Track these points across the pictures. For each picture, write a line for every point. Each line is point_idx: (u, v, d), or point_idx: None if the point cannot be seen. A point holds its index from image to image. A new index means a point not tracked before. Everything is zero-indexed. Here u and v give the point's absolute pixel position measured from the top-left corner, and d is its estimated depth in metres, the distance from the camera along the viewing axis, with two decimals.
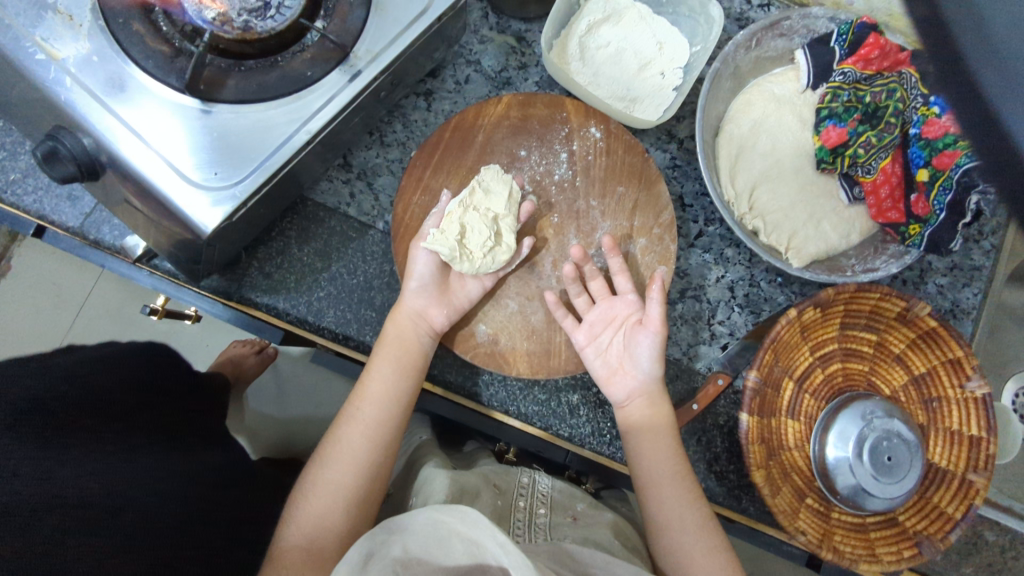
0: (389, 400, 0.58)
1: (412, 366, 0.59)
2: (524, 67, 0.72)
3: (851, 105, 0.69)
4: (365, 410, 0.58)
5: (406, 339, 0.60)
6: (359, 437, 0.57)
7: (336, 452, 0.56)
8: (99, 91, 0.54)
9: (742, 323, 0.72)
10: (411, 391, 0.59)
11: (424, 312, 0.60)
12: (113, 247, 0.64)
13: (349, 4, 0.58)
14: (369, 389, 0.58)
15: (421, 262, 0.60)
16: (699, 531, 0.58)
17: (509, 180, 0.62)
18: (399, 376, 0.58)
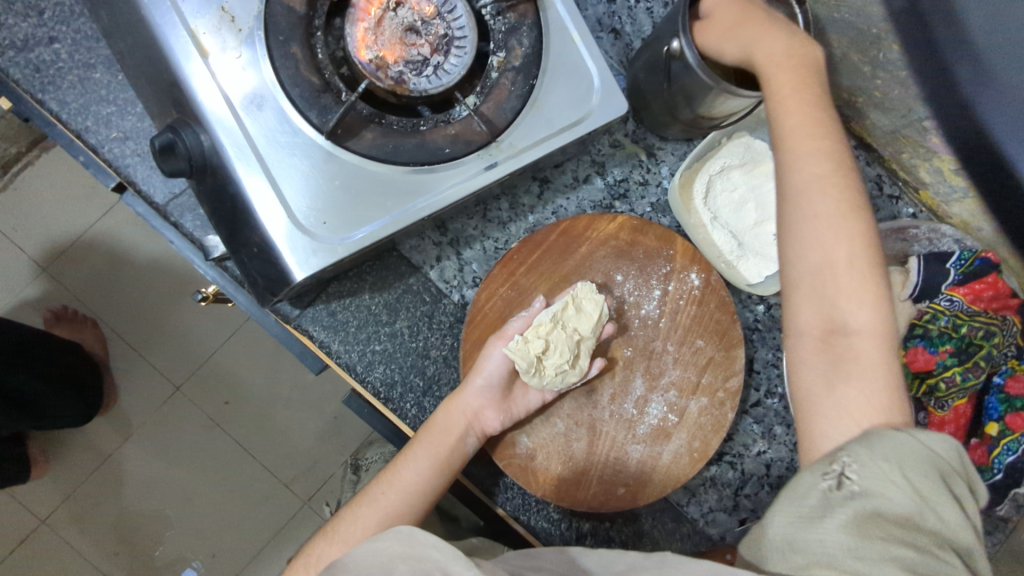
0: (415, 488, 0.57)
1: (447, 461, 0.58)
2: (645, 184, 0.70)
3: (946, 333, 0.67)
4: (388, 496, 0.57)
5: (451, 432, 0.58)
6: (375, 521, 0.56)
7: (347, 531, 0.55)
8: (236, 101, 0.51)
9: (767, 503, 0.70)
10: (439, 486, 0.58)
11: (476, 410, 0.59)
12: (191, 237, 0.62)
13: (509, 91, 0.56)
14: (398, 476, 0.57)
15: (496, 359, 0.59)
16: (872, 405, 0.47)
17: (601, 301, 0.61)
18: (431, 469, 0.58)
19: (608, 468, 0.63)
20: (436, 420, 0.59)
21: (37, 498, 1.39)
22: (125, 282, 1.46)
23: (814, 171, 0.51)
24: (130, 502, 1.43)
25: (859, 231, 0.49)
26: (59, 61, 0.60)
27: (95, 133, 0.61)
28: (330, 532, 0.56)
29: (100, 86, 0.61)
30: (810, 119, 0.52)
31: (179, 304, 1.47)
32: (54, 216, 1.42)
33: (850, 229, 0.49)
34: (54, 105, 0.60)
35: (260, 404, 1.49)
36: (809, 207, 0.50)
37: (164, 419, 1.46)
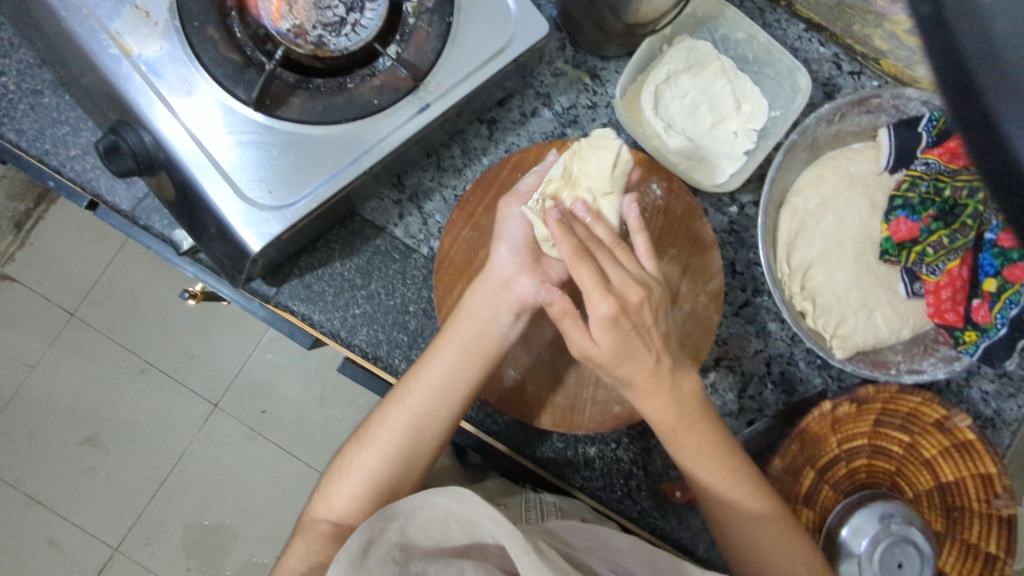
0: (444, 386, 0.58)
1: (477, 350, 0.59)
2: (595, 107, 0.70)
3: (928, 198, 0.66)
4: (416, 394, 0.58)
5: (480, 318, 0.59)
6: (404, 421, 0.58)
7: (380, 432, 0.59)
8: (167, 93, 0.54)
9: (773, 401, 0.70)
10: (470, 380, 0.59)
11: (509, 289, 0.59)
12: (161, 236, 0.65)
13: (427, 34, 0.56)
14: (427, 369, 0.59)
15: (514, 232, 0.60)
16: None
17: (616, 146, 0.59)
18: (459, 360, 0.58)
19: (600, 389, 0.64)
20: (466, 305, 0.60)
21: (111, 527, 1.49)
22: (149, 314, 1.52)
23: (658, 414, 0.58)
24: (193, 518, 1.50)
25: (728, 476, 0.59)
26: (9, 92, 0.63)
27: (55, 155, 0.63)
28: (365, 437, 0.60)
29: (51, 110, 0.63)
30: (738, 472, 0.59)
31: (204, 327, 1.54)
32: (73, 264, 1.50)
33: (657, 399, 0.57)
34: (13, 135, 0.63)
35: (296, 408, 1.54)
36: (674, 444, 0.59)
37: (210, 436, 1.52)
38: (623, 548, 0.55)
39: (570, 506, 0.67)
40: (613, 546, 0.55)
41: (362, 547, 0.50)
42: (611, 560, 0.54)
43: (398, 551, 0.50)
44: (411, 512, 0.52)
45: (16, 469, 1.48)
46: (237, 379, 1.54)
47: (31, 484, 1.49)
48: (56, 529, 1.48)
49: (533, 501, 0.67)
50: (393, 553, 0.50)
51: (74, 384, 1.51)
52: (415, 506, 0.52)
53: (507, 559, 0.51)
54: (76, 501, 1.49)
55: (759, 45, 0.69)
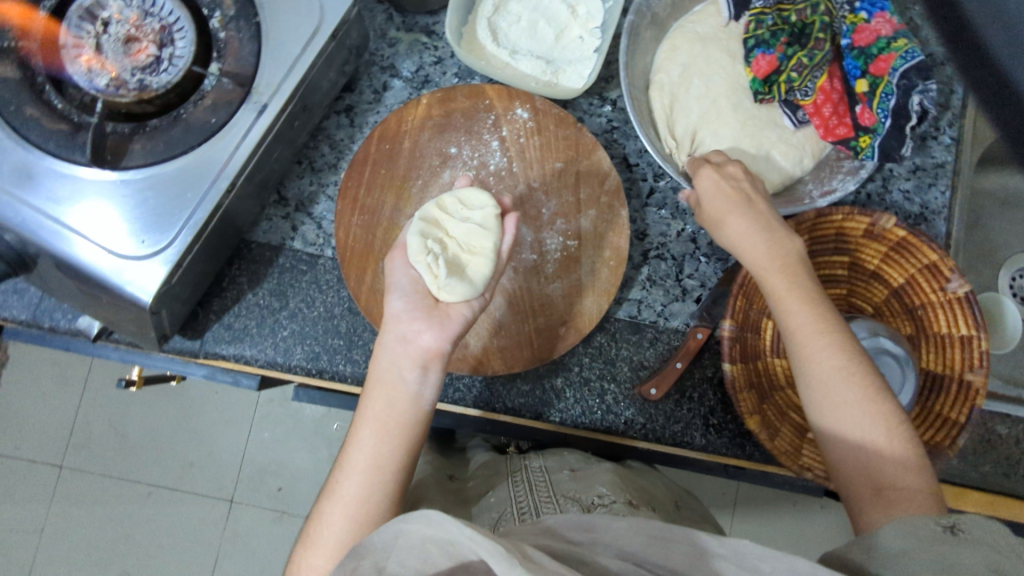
0: (375, 458, 0.51)
1: (406, 432, 0.51)
2: (441, 61, 0.71)
3: (777, 29, 0.67)
4: (345, 484, 0.51)
5: (387, 407, 0.52)
6: (339, 513, 0.50)
7: (322, 535, 0.49)
8: (11, 185, 0.53)
9: (712, 272, 0.70)
10: (394, 453, 0.51)
11: (409, 386, 0.52)
12: (71, 331, 0.64)
13: (239, 41, 0.57)
14: (353, 455, 0.51)
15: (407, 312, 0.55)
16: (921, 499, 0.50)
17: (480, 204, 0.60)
18: (379, 438, 0.51)
19: (540, 318, 0.64)
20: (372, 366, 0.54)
21: None
22: (135, 439, 1.50)
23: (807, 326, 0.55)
24: None
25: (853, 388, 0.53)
26: None
27: None
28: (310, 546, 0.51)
29: None
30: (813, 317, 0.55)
31: (191, 433, 1.50)
32: (46, 418, 1.48)
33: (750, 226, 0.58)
34: None
35: (308, 475, 1.51)
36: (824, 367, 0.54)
37: (236, 532, 1.50)
38: None
39: (554, 465, 0.66)
40: (618, 533, 0.41)
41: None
42: (618, 548, 0.40)
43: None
44: (385, 544, 0.43)
45: None
46: (243, 467, 1.51)
47: None
48: None
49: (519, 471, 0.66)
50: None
51: (89, 531, 1.49)
52: (388, 536, 0.43)
53: None
54: None
55: None
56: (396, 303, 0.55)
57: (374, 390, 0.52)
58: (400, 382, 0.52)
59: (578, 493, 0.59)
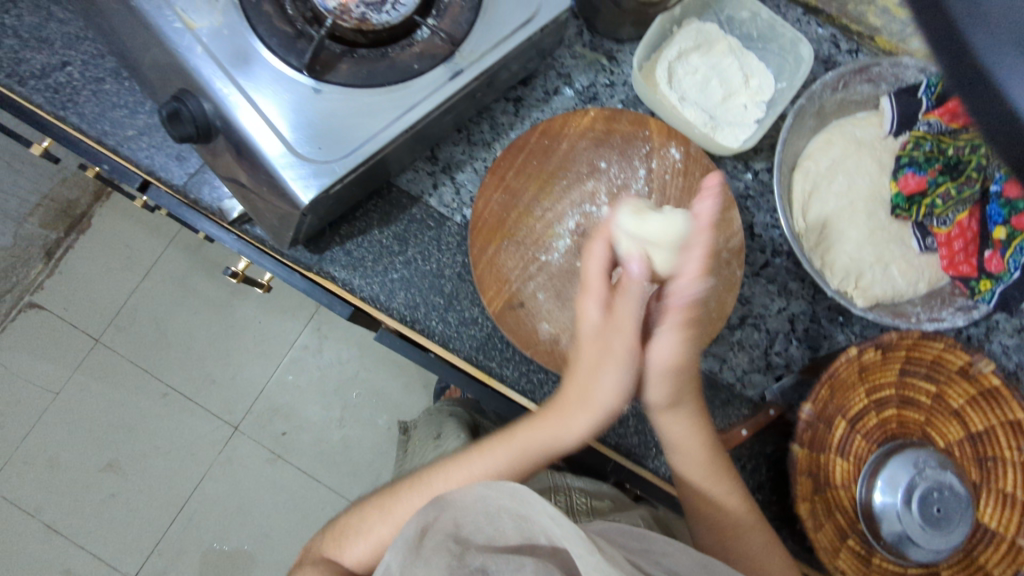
0: (486, 475, 0.60)
1: (518, 467, 0.60)
2: (612, 85, 0.75)
3: (932, 156, 0.69)
4: (445, 483, 0.60)
5: (543, 443, 0.59)
6: (423, 497, 0.60)
7: (399, 513, 0.60)
8: (228, 63, 0.58)
9: (799, 357, 0.72)
10: (503, 480, 0.60)
11: (574, 434, 0.59)
12: (211, 208, 0.69)
13: (461, 7, 0.62)
14: (464, 468, 0.60)
15: (684, 286, 0.55)
16: None
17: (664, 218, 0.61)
18: (507, 466, 0.60)
19: None
20: (563, 399, 0.59)
21: (129, 558, 1.43)
22: (172, 339, 1.52)
23: (689, 444, 0.62)
24: (211, 545, 1.45)
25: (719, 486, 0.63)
26: (74, 81, 0.69)
27: (114, 135, 0.69)
28: (387, 506, 0.61)
29: (111, 95, 0.69)
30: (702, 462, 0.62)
31: (224, 351, 1.53)
32: (98, 290, 1.50)
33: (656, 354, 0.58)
34: (76, 118, 0.69)
35: (316, 429, 1.52)
36: (701, 466, 0.62)
37: (230, 460, 1.49)
38: (681, 554, 0.49)
39: (594, 492, 0.71)
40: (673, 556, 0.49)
41: (417, 535, 0.47)
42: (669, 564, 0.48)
43: (453, 542, 0.47)
44: (464, 504, 0.48)
45: (36, 499, 1.43)
46: (258, 400, 1.52)
47: (51, 513, 1.43)
48: (68, 560, 1.41)
49: (563, 487, 0.71)
50: (446, 543, 0.46)
51: (94, 411, 1.47)
52: (470, 499, 0.48)
53: (561, 556, 0.47)
54: (95, 532, 1.43)
55: (762, 22, 0.75)
56: (595, 310, 0.59)
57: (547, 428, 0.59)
58: (598, 416, 0.58)
59: (619, 518, 0.66)
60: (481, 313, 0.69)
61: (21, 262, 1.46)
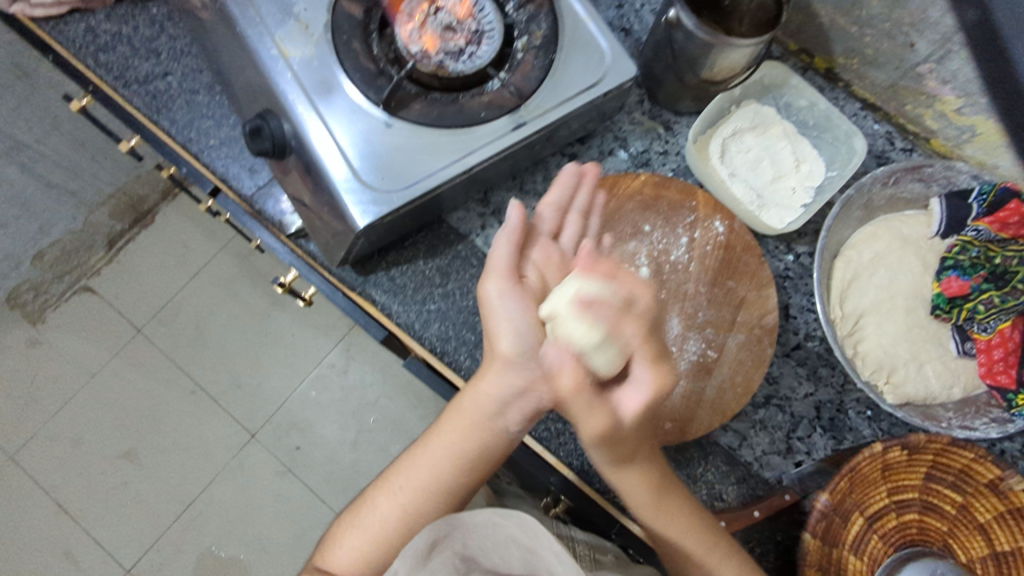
0: (438, 470, 0.62)
1: (467, 449, 0.62)
2: (665, 154, 0.78)
3: (979, 262, 0.68)
4: (405, 486, 0.63)
5: (476, 409, 0.61)
6: (392, 506, 0.63)
7: (366, 514, 0.63)
8: (312, 90, 0.63)
9: (821, 445, 0.71)
10: (454, 470, 0.62)
11: (491, 394, 0.60)
12: (273, 220, 0.74)
13: (532, 65, 0.66)
14: (420, 457, 0.64)
15: (635, 393, 0.54)
16: None
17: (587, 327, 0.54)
18: (452, 451, 0.62)
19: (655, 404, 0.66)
20: (484, 367, 0.61)
21: (129, 548, 1.45)
22: (209, 338, 1.56)
23: (636, 491, 0.60)
24: (209, 548, 1.46)
25: (704, 545, 0.62)
26: (172, 89, 0.75)
27: (198, 142, 0.75)
28: (363, 511, 0.64)
29: (201, 106, 0.75)
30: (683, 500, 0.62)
31: (255, 357, 1.57)
32: (149, 282, 1.57)
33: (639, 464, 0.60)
34: (167, 123, 0.75)
35: (328, 448, 1.53)
36: (652, 512, 0.61)
37: (241, 465, 1.51)
38: None
39: (598, 548, 0.72)
40: None
41: (427, 546, 0.53)
42: None
43: (459, 559, 0.53)
44: (473, 524, 0.54)
45: (53, 474, 1.47)
46: (278, 411, 1.55)
47: (64, 491, 1.46)
48: (70, 538, 1.43)
49: (565, 536, 0.71)
50: (453, 560, 0.52)
51: (121, 398, 1.52)
52: (478, 523, 0.54)
53: None
54: (102, 516, 1.46)
55: (820, 112, 0.77)
56: (509, 338, 0.58)
57: (469, 391, 0.62)
58: (499, 363, 0.59)
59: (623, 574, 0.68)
60: None
61: (85, 246, 1.54)
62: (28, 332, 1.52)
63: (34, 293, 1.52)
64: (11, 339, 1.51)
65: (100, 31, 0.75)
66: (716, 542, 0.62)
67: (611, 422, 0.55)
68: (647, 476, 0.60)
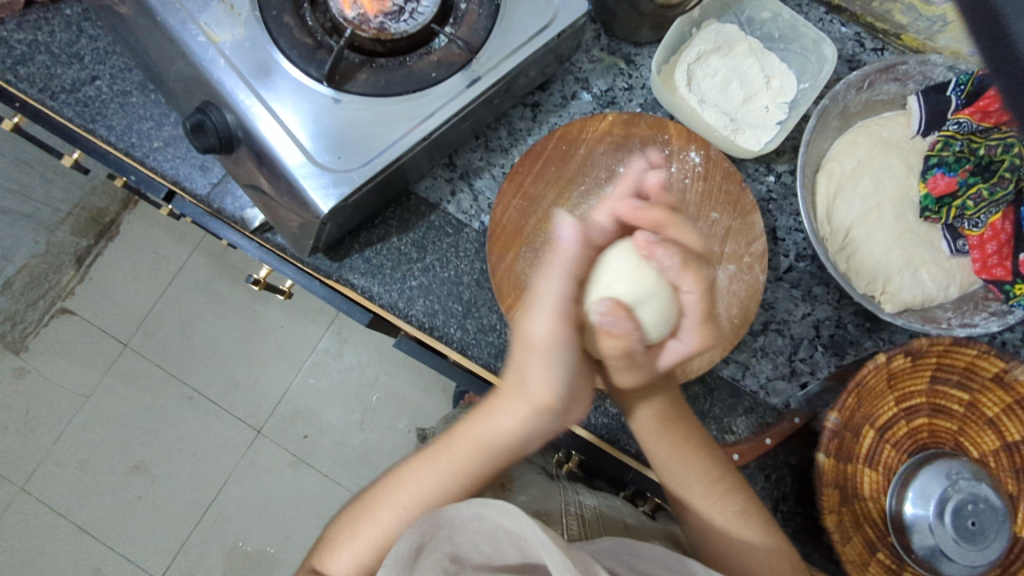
0: (435, 489, 0.62)
1: (470, 466, 0.61)
2: (630, 89, 0.75)
3: (963, 156, 0.67)
4: (404, 501, 0.62)
5: (479, 434, 0.59)
6: (390, 516, 0.62)
7: (370, 530, 0.63)
8: (249, 75, 0.59)
9: (824, 363, 0.70)
10: (449, 487, 0.61)
11: (508, 428, 0.57)
12: (233, 217, 0.70)
13: (478, 14, 0.62)
14: (418, 478, 0.63)
15: (676, 347, 0.58)
16: None
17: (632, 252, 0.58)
18: (449, 472, 0.61)
19: None
20: (501, 399, 0.58)
21: (156, 557, 1.46)
22: (198, 343, 1.54)
23: (644, 414, 0.62)
24: (235, 545, 1.47)
25: (694, 486, 0.61)
26: (102, 94, 0.71)
27: (141, 146, 0.70)
28: (365, 514, 0.64)
29: (137, 108, 0.71)
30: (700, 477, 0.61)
31: (249, 355, 1.55)
32: (125, 295, 1.52)
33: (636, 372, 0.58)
34: (104, 131, 0.70)
35: (336, 433, 1.53)
36: (662, 444, 0.62)
37: (253, 462, 1.51)
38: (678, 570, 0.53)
39: (608, 510, 0.71)
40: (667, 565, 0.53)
41: (412, 552, 0.51)
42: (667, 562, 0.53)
43: (447, 560, 0.50)
44: (460, 522, 0.53)
45: (67, 499, 1.46)
46: (280, 404, 1.54)
47: (81, 514, 1.46)
48: (96, 557, 1.44)
49: (574, 504, 0.70)
50: (440, 562, 0.50)
51: (119, 414, 1.50)
52: (466, 517, 0.53)
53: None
54: (124, 532, 1.46)
55: (784, 22, 0.74)
56: (540, 331, 0.53)
57: (477, 425, 0.59)
58: (528, 407, 0.56)
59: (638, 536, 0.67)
60: (499, 320, 0.69)
61: (54, 268, 1.50)
62: (14, 363, 1.49)
63: (11, 323, 1.48)
64: None
65: (13, 41, 0.70)
66: (714, 482, 0.61)
67: (644, 376, 0.59)
68: (659, 409, 0.62)
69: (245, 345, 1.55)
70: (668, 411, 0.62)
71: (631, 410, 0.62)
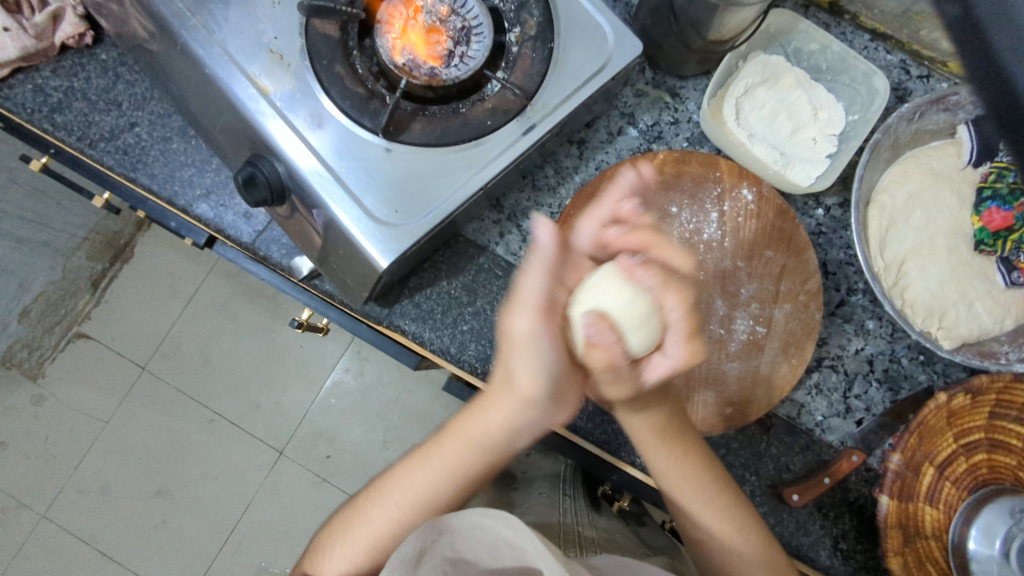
0: (428, 492, 0.63)
1: (465, 466, 0.62)
2: (677, 123, 0.74)
3: (1017, 188, 0.66)
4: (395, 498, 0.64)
5: (475, 428, 0.61)
6: (382, 514, 0.64)
7: (363, 528, 0.64)
8: (302, 127, 0.58)
9: (879, 399, 0.70)
10: (447, 488, 0.63)
11: (500, 422, 0.59)
12: (281, 264, 0.69)
13: (531, 59, 0.61)
14: (413, 477, 0.64)
15: (663, 361, 0.55)
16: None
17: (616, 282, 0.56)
18: (443, 474, 0.62)
19: (710, 391, 0.65)
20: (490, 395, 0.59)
21: None
22: (216, 365, 1.52)
23: (639, 428, 0.61)
24: (261, 567, 1.46)
25: (692, 497, 0.62)
26: (142, 141, 0.69)
27: (183, 194, 0.69)
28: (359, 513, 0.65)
29: (178, 154, 0.70)
30: (695, 490, 0.62)
31: (269, 376, 1.53)
32: (142, 319, 1.51)
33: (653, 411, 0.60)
34: (146, 179, 0.69)
35: (359, 451, 1.52)
36: (657, 452, 0.62)
37: (276, 484, 1.50)
38: None
39: (605, 539, 0.71)
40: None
41: (415, 555, 0.51)
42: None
43: (449, 565, 0.52)
44: (462, 530, 0.54)
45: (89, 526, 1.45)
46: (302, 424, 1.53)
47: (104, 540, 1.45)
48: None
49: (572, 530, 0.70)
50: (442, 565, 0.51)
51: (140, 439, 1.49)
52: (468, 525, 0.54)
53: None
54: (148, 557, 1.46)
55: (833, 54, 0.73)
56: (523, 326, 0.53)
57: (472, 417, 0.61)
58: (518, 403, 0.57)
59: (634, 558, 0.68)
60: None
61: (69, 293, 1.48)
62: (32, 390, 1.47)
63: (28, 351, 1.47)
64: (16, 400, 1.46)
65: (49, 89, 0.68)
66: (711, 497, 0.62)
67: (634, 389, 0.57)
68: (652, 420, 0.61)
69: (264, 366, 1.53)
70: (667, 425, 0.61)
71: (627, 422, 0.62)
